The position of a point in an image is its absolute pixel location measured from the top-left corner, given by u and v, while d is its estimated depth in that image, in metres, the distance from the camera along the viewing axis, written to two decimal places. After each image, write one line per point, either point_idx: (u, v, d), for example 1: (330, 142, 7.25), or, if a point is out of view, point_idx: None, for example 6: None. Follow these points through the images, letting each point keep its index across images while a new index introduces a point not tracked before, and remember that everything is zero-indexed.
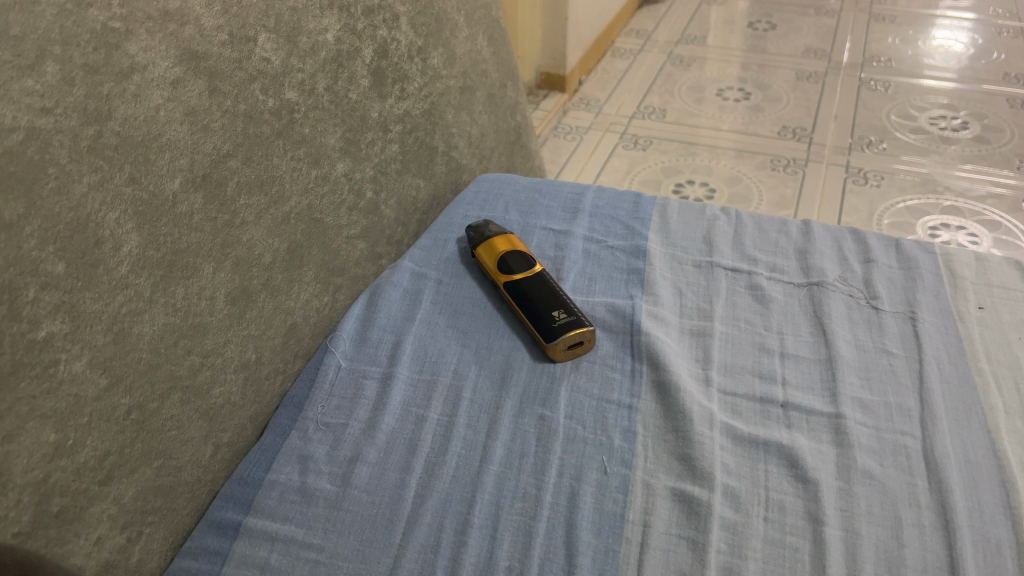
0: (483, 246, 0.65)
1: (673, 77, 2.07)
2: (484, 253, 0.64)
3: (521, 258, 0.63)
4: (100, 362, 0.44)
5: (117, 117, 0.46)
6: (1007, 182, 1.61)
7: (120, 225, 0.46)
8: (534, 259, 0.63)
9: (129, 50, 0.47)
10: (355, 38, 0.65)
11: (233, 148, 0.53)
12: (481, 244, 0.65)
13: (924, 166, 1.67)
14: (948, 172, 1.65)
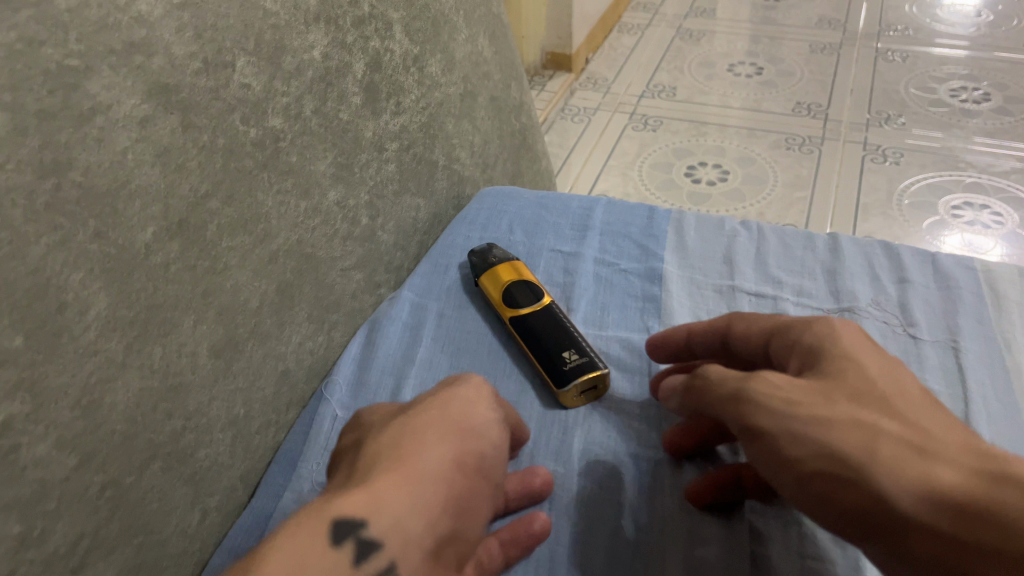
0: (486, 273, 0.61)
1: (682, 53, 2.00)
2: (489, 283, 0.60)
3: (527, 288, 0.59)
4: (69, 440, 0.40)
5: (79, 165, 0.42)
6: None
7: (85, 285, 0.42)
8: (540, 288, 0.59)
9: (90, 90, 0.42)
10: (345, 52, 0.60)
11: (212, 187, 0.49)
12: (484, 271, 0.61)
13: (944, 141, 1.61)
14: (969, 147, 1.59)
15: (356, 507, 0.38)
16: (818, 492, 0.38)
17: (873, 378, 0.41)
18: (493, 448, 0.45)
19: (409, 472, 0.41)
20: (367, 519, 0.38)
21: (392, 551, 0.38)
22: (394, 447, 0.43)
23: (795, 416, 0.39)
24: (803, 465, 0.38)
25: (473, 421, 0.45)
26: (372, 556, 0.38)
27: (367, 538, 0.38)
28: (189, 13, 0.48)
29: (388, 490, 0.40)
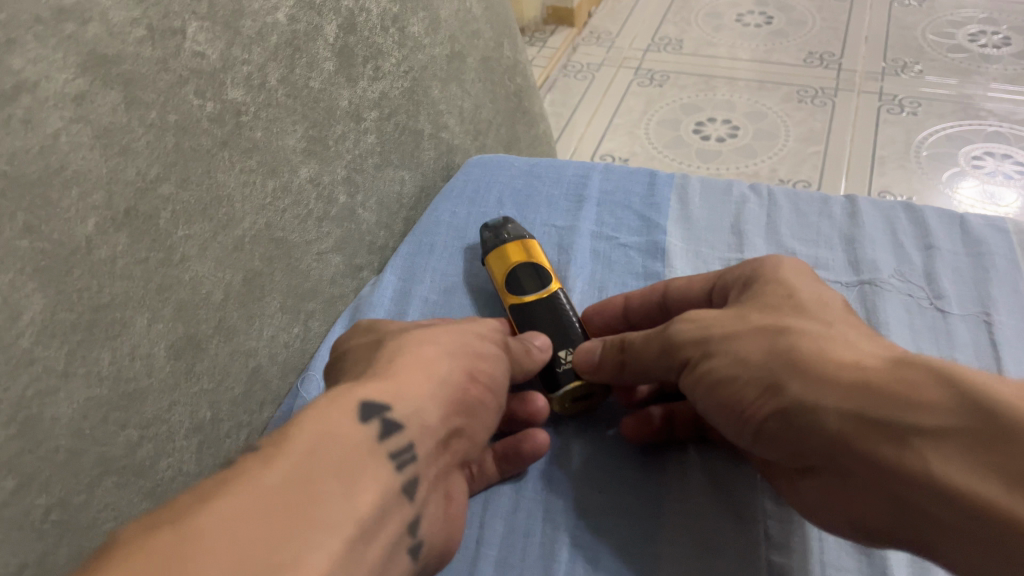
0: (498, 245, 0.56)
1: (688, 3, 1.91)
2: (495, 262, 0.55)
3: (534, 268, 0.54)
4: (4, 462, 0.36)
5: (2, 151, 0.37)
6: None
7: (16, 287, 0.37)
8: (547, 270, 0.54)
9: (12, 65, 0.37)
10: (314, 13, 0.55)
11: (165, 170, 0.44)
12: (494, 249, 0.56)
13: (963, 88, 1.54)
14: (989, 94, 1.52)
15: (379, 393, 0.38)
16: (728, 395, 0.41)
17: (798, 293, 0.43)
18: (502, 374, 0.45)
19: (431, 372, 0.41)
20: (393, 403, 0.38)
21: (414, 433, 0.38)
22: (407, 352, 0.42)
23: (712, 332, 0.42)
24: (716, 372, 0.41)
25: (488, 350, 0.45)
26: (398, 434, 0.37)
27: (391, 419, 0.37)
28: None
29: (409, 385, 0.40)
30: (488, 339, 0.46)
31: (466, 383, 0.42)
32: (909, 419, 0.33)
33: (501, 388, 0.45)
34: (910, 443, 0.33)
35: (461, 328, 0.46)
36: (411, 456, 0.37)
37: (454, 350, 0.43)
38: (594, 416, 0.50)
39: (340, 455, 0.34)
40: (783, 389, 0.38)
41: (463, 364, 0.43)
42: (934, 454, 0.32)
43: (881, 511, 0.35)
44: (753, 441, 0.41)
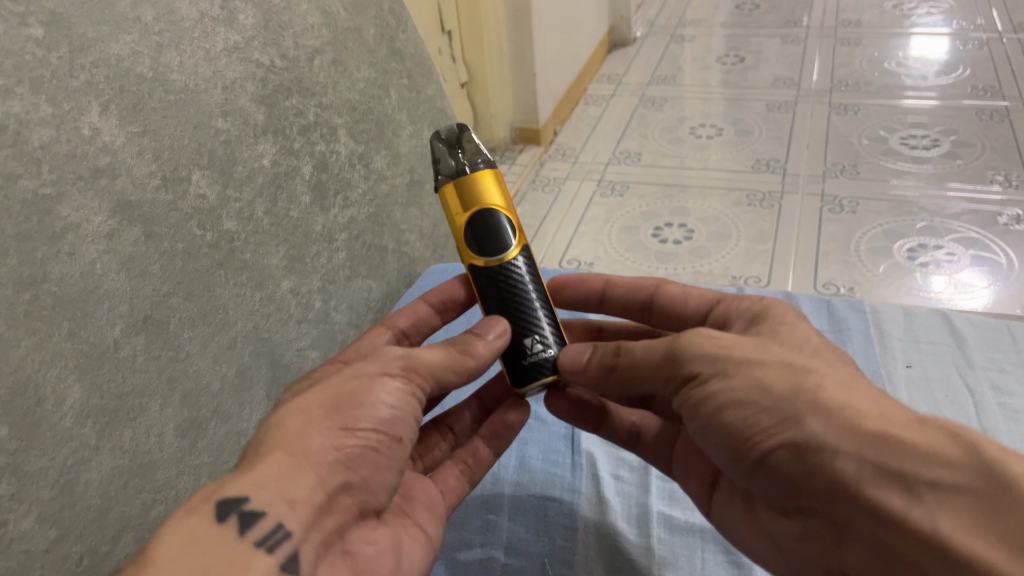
0: (451, 189, 0.56)
1: (646, 119, 2.07)
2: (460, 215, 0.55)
3: (490, 233, 0.55)
4: (49, 516, 0.46)
5: (53, 277, 0.49)
6: (992, 199, 1.60)
7: (61, 379, 0.48)
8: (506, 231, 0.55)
9: (61, 212, 0.50)
10: (292, 157, 0.68)
11: (174, 286, 0.56)
12: (459, 194, 0.55)
13: (920, 189, 1.67)
14: (940, 195, 1.64)
15: (238, 487, 0.41)
16: (733, 420, 0.43)
17: (812, 337, 0.47)
18: (394, 413, 0.47)
19: (294, 451, 0.43)
20: (248, 493, 0.40)
21: (278, 515, 0.41)
22: (279, 429, 0.44)
23: (730, 357, 0.44)
24: (727, 395, 0.43)
25: (367, 397, 0.46)
26: (255, 524, 0.40)
27: (250, 510, 0.40)
28: (147, 139, 0.56)
29: (271, 471, 0.42)
30: (377, 377, 0.48)
31: (339, 447, 0.44)
32: (928, 474, 0.36)
33: (395, 428, 0.47)
34: (922, 497, 0.36)
35: (345, 379, 0.48)
36: (280, 537, 0.40)
37: (323, 415, 0.45)
38: (525, 469, 0.59)
39: (203, 559, 0.37)
40: (797, 422, 0.40)
41: (336, 426, 0.45)
42: (940, 512, 0.35)
43: (871, 553, 0.39)
44: (752, 469, 0.44)
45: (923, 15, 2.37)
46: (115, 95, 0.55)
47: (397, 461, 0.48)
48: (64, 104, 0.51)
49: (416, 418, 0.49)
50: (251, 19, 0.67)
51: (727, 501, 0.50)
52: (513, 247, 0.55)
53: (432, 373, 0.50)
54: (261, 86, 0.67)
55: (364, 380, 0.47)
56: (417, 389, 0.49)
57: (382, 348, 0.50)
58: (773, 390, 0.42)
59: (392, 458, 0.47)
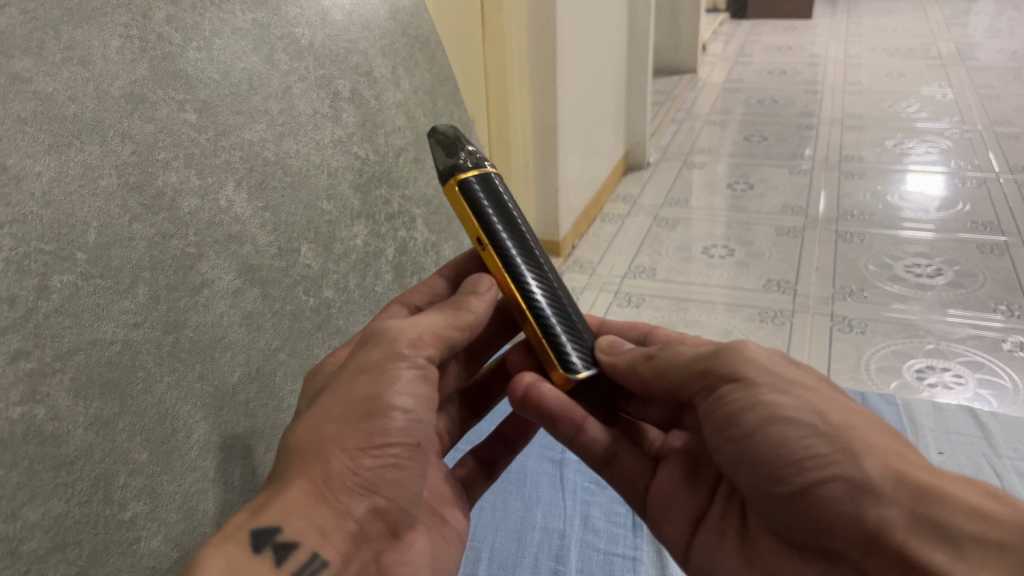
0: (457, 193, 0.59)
1: (660, 238, 2.15)
2: None
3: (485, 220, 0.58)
4: (173, 537, 0.52)
5: (191, 324, 0.55)
6: (995, 326, 1.68)
7: (191, 416, 0.54)
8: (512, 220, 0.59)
9: (201, 269, 0.57)
10: (380, 240, 0.76)
11: (281, 342, 0.63)
12: None
13: (913, 313, 1.75)
14: (941, 319, 1.73)
15: (268, 520, 0.48)
16: (782, 435, 0.49)
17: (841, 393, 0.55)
18: (409, 414, 0.53)
19: (318, 480, 0.50)
20: (280, 525, 0.48)
21: (310, 545, 0.49)
22: (302, 447, 0.51)
23: (781, 377, 0.51)
24: (780, 411, 0.49)
25: (382, 402, 0.52)
26: (290, 555, 0.48)
27: (283, 541, 0.48)
28: (269, 213, 0.64)
29: (296, 503, 0.49)
30: (391, 372, 0.53)
31: (357, 470, 0.51)
32: (973, 532, 0.42)
33: (413, 430, 0.54)
34: (965, 555, 0.42)
35: (356, 379, 0.53)
36: (313, 566, 0.49)
37: (338, 433, 0.51)
38: (590, 528, 0.66)
39: None
40: (856, 462, 0.46)
41: (352, 446, 0.51)
42: (983, 568, 0.41)
43: None
44: (786, 497, 0.49)
45: (921, 154, 2.52)
46: (246, 173, 0.63)
47: (418, 462, 0.55)
48: (208, 178, 0.60)
49: (433, 406, 0.55)
50: (352, 118, 0.76)
51: (715, 538, 0.56)
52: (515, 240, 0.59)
53: (437, 340, 0.56)
54: (358, 175, 0.75)
55: (375, 378, 0.53)
56: (427, 373, 0.55)
57: (387, 330, 0.55)
58: (832, 419, 0.48)
59: (412, 465, 0.54)
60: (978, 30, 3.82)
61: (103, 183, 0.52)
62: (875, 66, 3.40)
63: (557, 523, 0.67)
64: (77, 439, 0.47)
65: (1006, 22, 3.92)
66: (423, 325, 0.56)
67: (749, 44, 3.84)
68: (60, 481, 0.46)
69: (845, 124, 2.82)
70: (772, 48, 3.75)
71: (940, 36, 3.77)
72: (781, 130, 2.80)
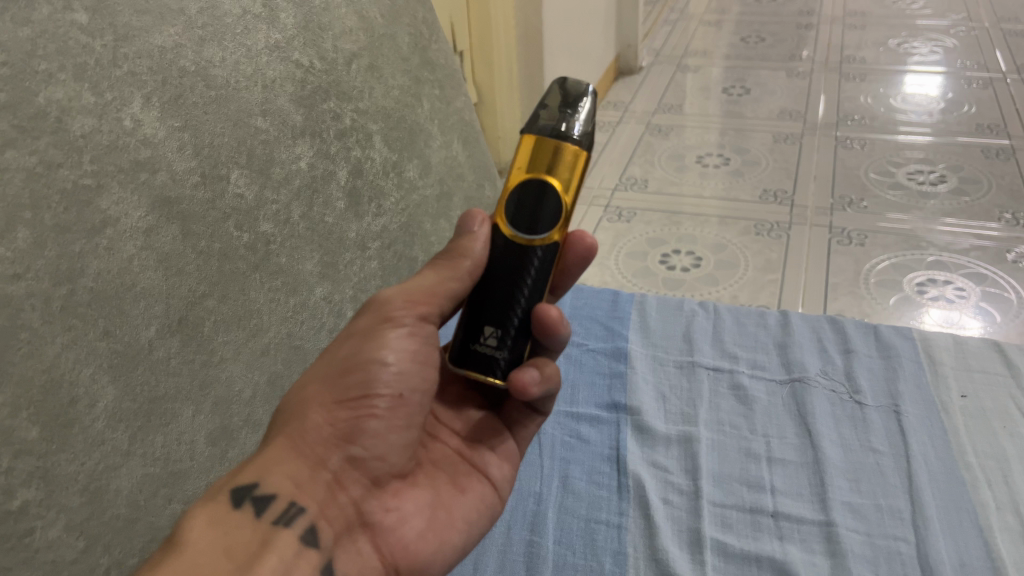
0: (530, 138, 0.49)
1: (651, 147, 2.04)
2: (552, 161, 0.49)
3: (531, 210, 0.49)
4: (77, 524, 0.44)
5: (90, 272, 0.46)
6: (997, 235, 1.60)
7: (95, 380, 0.46)
8: (547, 222, 0.49)
9: (101, 205, 0.48)
10: (329, 161, 0.67)
11: (209, 288, 0.54)
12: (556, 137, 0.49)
13: (906, 222, 1.66)
14: (930, 227, 1.65)
15: (247, 475, 0.47)
16: None
17: None
18: (397, 367, 0.50)
19: (294, 434, 0.49)
20: (259, 481, 0.47)
21: (286, 496, 0.47)
22: (287, 407, 0.51)
23: None
24: None
25: (366, 354, 0.50)
26: (267, 507, 0.46)
27: (261, 494, 0.47)
28: (188, 134, 0.54)
29: (275, 456, 0.48)
30: (382, 333, 0.51)
31: (334, 422, 0.49)
32: None
33: (397, 383, 0.50)
34: None
35: (344, 340, 0.52)
36: (292, 514, 0.47)
37: (320, 390, 0.50)
38: (569, 491, 0.59)
39: (222, 540, 0.44)
40: None
41: (330, 399, 0.50)
42: None
43: None
44: None
45: (925, 54, 2.39)
46: (158, 87, 0.53)
47: (408, 417, 0.51)
48: (106, 93, 0.49)
49: (425, 362, 0.52)
50: (291, 18, 0.65)
51: None
52: (542, 240, 0.50)
53: (429, 296, 0.52)
54: (300, 86, 0.65)
55: (365, 334, 0.51)
56: (417, 330, 0.52)
57: (378, 295, 0.54)
58: None
59: (400, 418, 0.51)
60: None
61: None
62: None
63: (533, 485, 0.60)
64: None
65: None
66: (415, 283, 0.53)
67: None
68: None
69: (846, 22, 2.66)
70: None
71: None
72: (779, 30, 2.64)
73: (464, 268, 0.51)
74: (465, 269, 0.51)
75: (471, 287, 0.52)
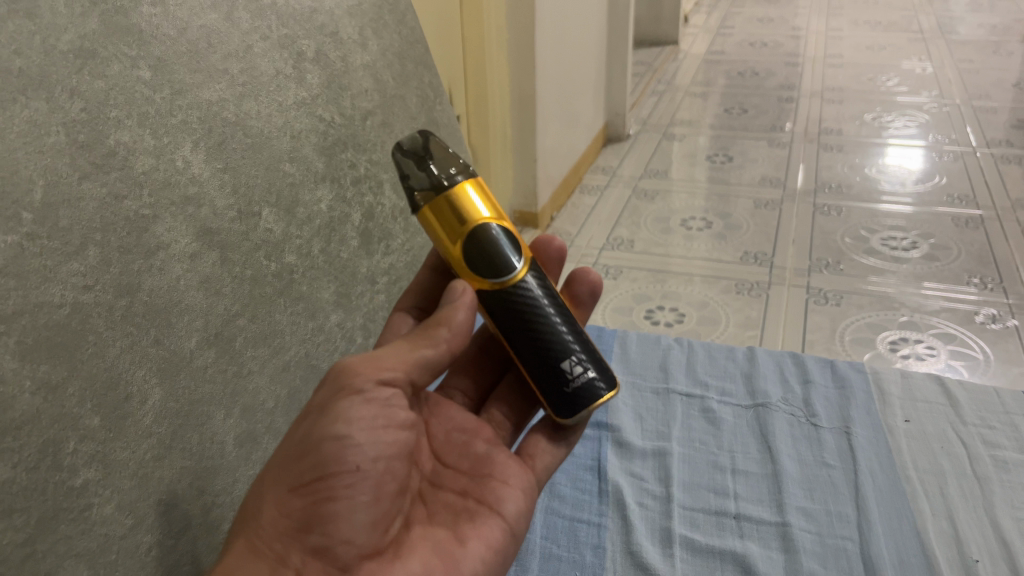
0: (431, 212, 0.57)
1: (638, 210, 2.14)
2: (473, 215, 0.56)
3: (493, 253, 0.56)
4: (127, 504, 0.50)
5: (145, 288, 0.54)
6: (968, 298, 1.69)
7: (146, 381, 0.53)
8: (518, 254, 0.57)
9: (156, 232, 0.55)
10: (346, 205, 0.75)
11: (241, 308, 0.62)
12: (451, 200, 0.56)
13: (890, 286, 1.75)
14: (918, 292, 1.73)
15: None
16: None
17: None
18: (350, 444, 0.51)
19: (252, 536, 0.52)
20: None
21: None
22: (251, 505, 0.53)
23: None
24: None
25: (315, 440, 0.51)
26: None
27: None
28: (228, 175, 0.62)
29: (236, 563, 0.51)
30: (337, 406, 0.52)
31: (290, 512, 0.52)
32: None
33: (353, 457, 0.51)
34: None
35: (300, 424, 0.53)
36: None
37: (277, 480, 0.52)
38: (556, 495, 0.66)
39: None
40: None
41: (284, 490, 0.52)
42: None
43: None
44: None
45: (900, 128, 2.52)
46: (205, 134, 0.61)
47: (370, 490, 0.53)
48: (164, 138, 0.58)
49: (385, 430, 0.53)
50: (317, 79, 0.74)
51: None
52: (520, 267, 0.57)
53: (397, 365, 0.54)
54: (322, 138, 0.73)
55: (314, 420, 0.53)
56: (373, 396, 0.53)
57: (335, 367, 0.54)
58: None
59: (359, 495, 0.52)
60: (959, 4, 3.83)
61: (51, 140, 0.50)
62: (856, 39, 3.39)
63: None
64: (24, 404, 0.45)
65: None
66: (380, 355, 0.54)
67: (731, 16, 3.82)
68: (6, 447, 0.44)
69: (825, 96, 2.81)
70: (755, 20, 3.72)
71: (922, 10, 3.77)
72: (762, 103, 2.78)
73: (441, 337, 0.55)
74: (442, 337, 0.56)
75: (444, 350, 0.56)
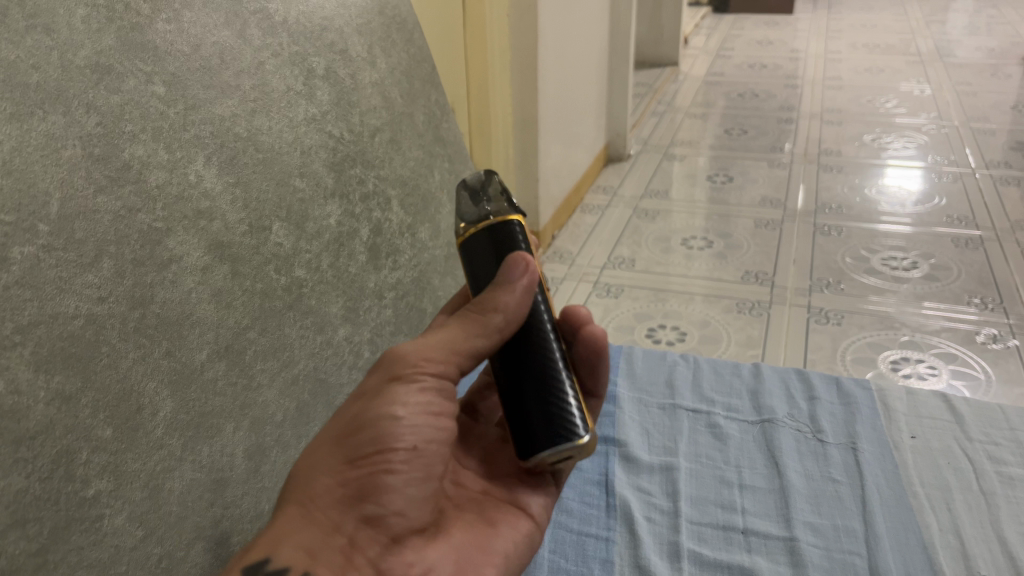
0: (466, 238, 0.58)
1: (639, 229, 2.14)
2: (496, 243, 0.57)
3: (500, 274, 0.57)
4: (137, 515, 0.51)
5: (158, 300, 0.54)
6: (969, 319, 1.69)
7: (158, 393, 0.53)
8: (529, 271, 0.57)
9: (168, 245, 0.56)
10: (354, 220, 0.76)
11: (251, 321, 0.62)
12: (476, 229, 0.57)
13: (888, 306, 1.75)
14: (915, 312, 1.73)
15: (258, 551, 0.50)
16: None
17: None
18: (408, 421, 0.53)
19: (305, 500, 0.52)
20: (271, 555, 0.49)
21: (301, 565, 0.50)
22: (297, 475, 0.53)
23: None
24: None
25: (373, 414, 0.52)
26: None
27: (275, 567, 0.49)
28: (239, 189, 0.63)
29: (287, 526, 0.51)
30: (394, 387, 0.53)
31: (345, 482, 0.52)
32: None
33: (409, 435, 0.53)
34: None
35: (353, 402, 0.54)
36: None
37: (329, 452, 0.53)
38: (563, 509, 0.67)
39: None
40: None
41: (339, 461, 0.52)
42: None
43: None
44: None
45: (899, 150, 2.54)
46: (217, 149, 0.62)
47: (423, 469, 0.54)
48: (177, 152, 0.58)
49: (438, 415, 0.55)
50: (326, 96, 0.75)
51: None
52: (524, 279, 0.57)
53: (450, 351, 0.55)
54: (331, 154, 0.74)
55: (370, 397, 0.54)
56: (429, 382, 0.54)
57: (392, 350, 0.55)
58: None
59: (415, 471, 0.53)
60: (957, 28, 3.86)
61: (66, 153, 0.50)
62: (855, 62, 3.42)
63: None
64: (37, 414, 0.45)
65: (985, 21, 3.97)
66: (436, 338, 0.55)
67: (730, 38, 3.85)
68: (20, 457, 0.44)
69: (824, 118, 2.83)
70: (754, 43, 3.75)
71: (920, 33, 3.81)
72: (762, 124, 2.80)
73: (495, 324, 0.54)
74: (494, 325, 0.54)
75: (496, 341, 0.55)
